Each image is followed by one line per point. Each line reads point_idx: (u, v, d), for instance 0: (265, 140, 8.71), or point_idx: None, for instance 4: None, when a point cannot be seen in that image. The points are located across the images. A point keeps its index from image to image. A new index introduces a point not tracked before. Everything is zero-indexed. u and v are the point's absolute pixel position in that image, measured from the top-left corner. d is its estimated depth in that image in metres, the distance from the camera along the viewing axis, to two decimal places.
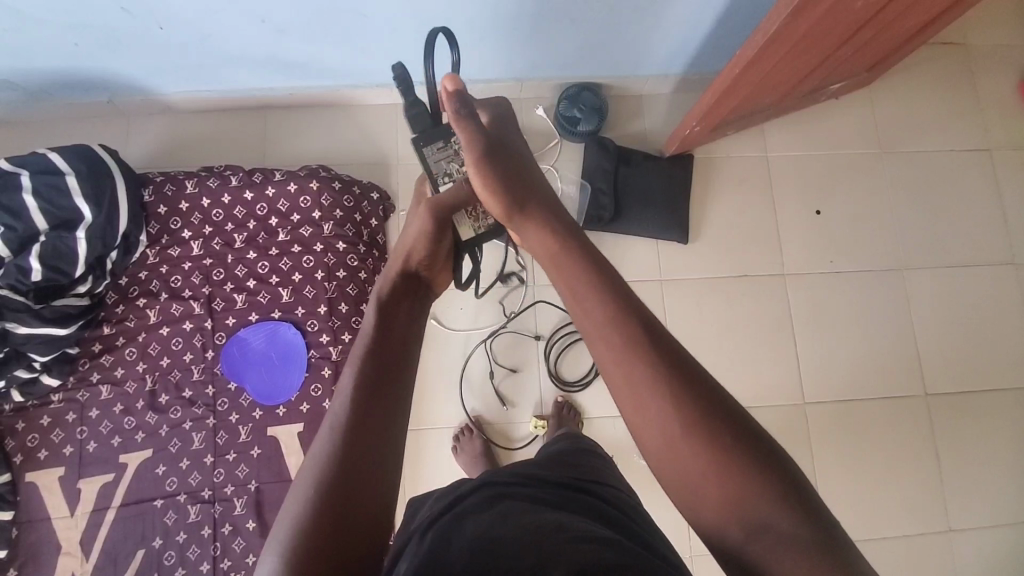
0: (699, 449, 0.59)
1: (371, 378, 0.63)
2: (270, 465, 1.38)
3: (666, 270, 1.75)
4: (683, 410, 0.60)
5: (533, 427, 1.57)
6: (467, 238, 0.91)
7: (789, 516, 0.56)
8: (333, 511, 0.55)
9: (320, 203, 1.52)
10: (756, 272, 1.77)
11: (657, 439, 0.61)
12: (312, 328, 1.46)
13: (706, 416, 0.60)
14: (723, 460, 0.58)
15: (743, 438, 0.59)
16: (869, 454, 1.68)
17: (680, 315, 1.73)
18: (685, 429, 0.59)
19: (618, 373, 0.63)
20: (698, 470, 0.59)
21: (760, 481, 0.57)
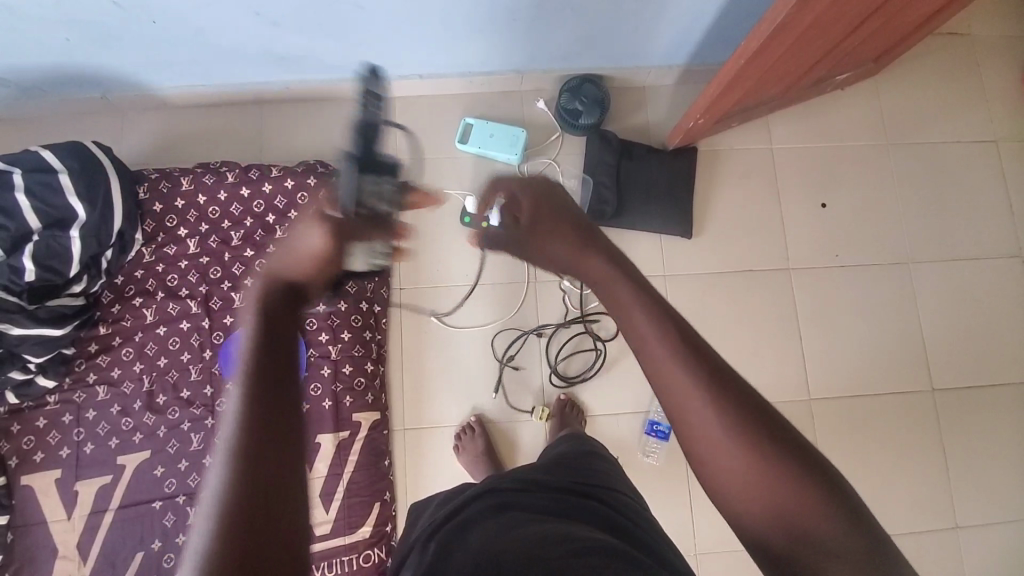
0: (747, 464, 0.55)
1: (265, 372, 0.51)
2: None
3: (670, 265, 1.72)
4: (737, 424, 0.56)
5: (535, 412, 1.57)
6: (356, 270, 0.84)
7: (841, 534, 0.54)
8: (238, 543, 0.45)
9: None
10: (761, 267, 1.75)
11: (705, 450, 0.57)
12: (310, 327, 1.46)
13: (763, 432, 0.56)
14: (778, 473, 0.55)
15: (797, 453, 0.56)
16: (875, 451, 1.66)
17: (684, 311, 1.71)
18: (736, 439, 0.55)
19: (669, 382, 0.57)
20: (748, 484, 0.55)
21: (813, 495, 0.55)
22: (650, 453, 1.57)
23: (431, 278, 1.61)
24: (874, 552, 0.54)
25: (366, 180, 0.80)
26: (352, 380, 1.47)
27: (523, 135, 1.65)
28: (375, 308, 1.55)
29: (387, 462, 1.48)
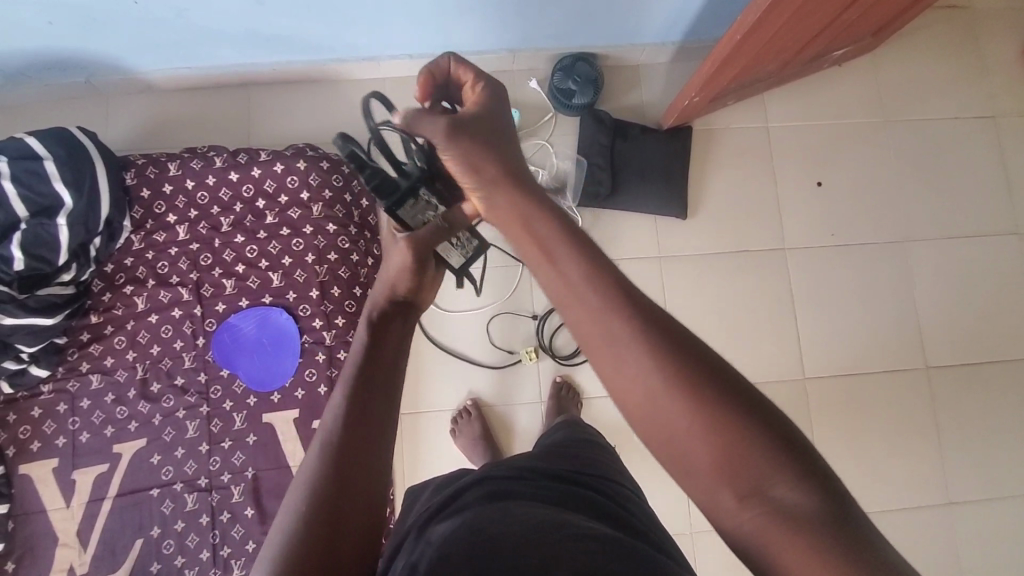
0: (683, 418, 0.52)
1: (361, 402, 0.63)
2: (267, 451, 1.36)
3: (665, 246, 1.71)
4: (674, 376, 0.53)
5: (524, 354, 1.58)
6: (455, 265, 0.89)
7: (793, 487, 0.51)
8: (325, 522, 0.57)
9: (309, 183, 1.47)
10: (756, 247, 1.74)
11: (642, 407, 0.54)
12: (304, 313, 1.43)
13: (694, 374, 0.53)
14: (713, 427, 0.52)
15: (731, 403, 0.53)
16: (869, 428, 1.67)
17: (680, 292, 1.70)
18: (670, 394, 0.53)
19: (600, 332, 0.55)
20: (685, 438, 0.53)
21: (757, 451, 0.52)
22: None
23: None
24: (835, 510, 0.50)
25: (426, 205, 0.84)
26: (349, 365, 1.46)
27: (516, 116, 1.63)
28: None
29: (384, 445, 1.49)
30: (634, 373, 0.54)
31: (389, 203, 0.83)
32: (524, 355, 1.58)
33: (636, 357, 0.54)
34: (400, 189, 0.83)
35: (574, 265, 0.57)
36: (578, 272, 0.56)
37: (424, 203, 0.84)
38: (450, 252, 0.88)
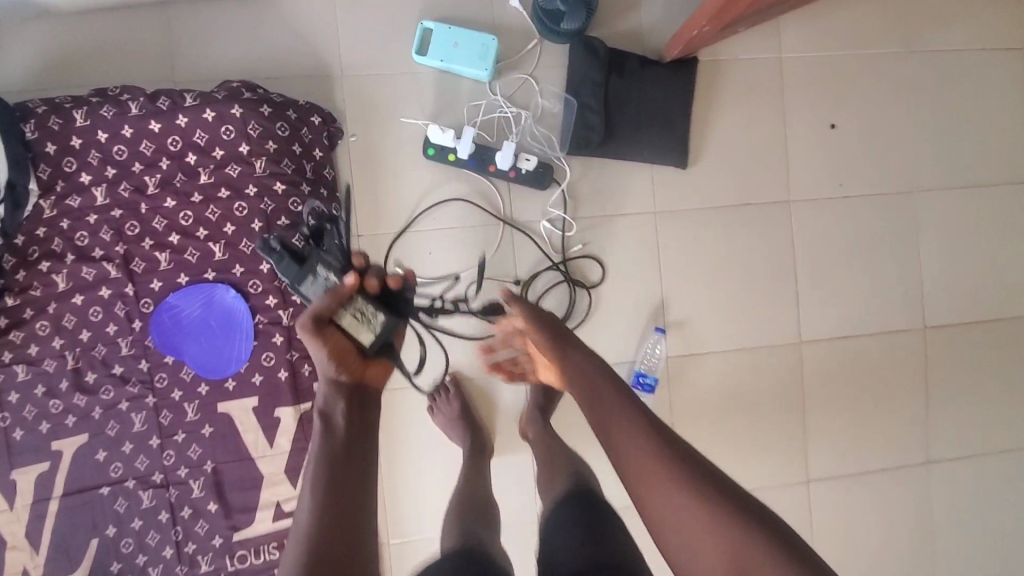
0: (695, 520, 0.75)
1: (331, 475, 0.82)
2: (226, 445, 1.25)
3: (663, 201, 1.53)
4: (674, 472, 0.79)
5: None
6: (369, 342, 1.01)
7: (764, 547, 0.72)
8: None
9: (247, 134, 1.24)
10: (760, 200, 1.58)
11: (660, 510, 0.78)
12: (255, 290, 1.25)
13: (696, 482, 0.78)
14: (700, 503, 0.76)
15: (724, 496, 0.77)
16: (859, 391, 1.64)
17: (678, 251, 1.55)
18: (680, 495, 0.77)
19: (628, 447, 0.83)
20: (681, 516, 0.76)
21: (729, 520, 0.74)
22: None
23: (396, 220, 1.44)
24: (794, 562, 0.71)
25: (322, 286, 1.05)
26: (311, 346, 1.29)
27: (494, 45, 1.38)
28: None
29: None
30: (640, 467, 0.81)
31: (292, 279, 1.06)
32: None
33: (655, 465, 0.80)
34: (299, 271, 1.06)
35: (610, 401, 0.89)
36: (608, 416, 0.87)
37: (321, 279, 1.06)
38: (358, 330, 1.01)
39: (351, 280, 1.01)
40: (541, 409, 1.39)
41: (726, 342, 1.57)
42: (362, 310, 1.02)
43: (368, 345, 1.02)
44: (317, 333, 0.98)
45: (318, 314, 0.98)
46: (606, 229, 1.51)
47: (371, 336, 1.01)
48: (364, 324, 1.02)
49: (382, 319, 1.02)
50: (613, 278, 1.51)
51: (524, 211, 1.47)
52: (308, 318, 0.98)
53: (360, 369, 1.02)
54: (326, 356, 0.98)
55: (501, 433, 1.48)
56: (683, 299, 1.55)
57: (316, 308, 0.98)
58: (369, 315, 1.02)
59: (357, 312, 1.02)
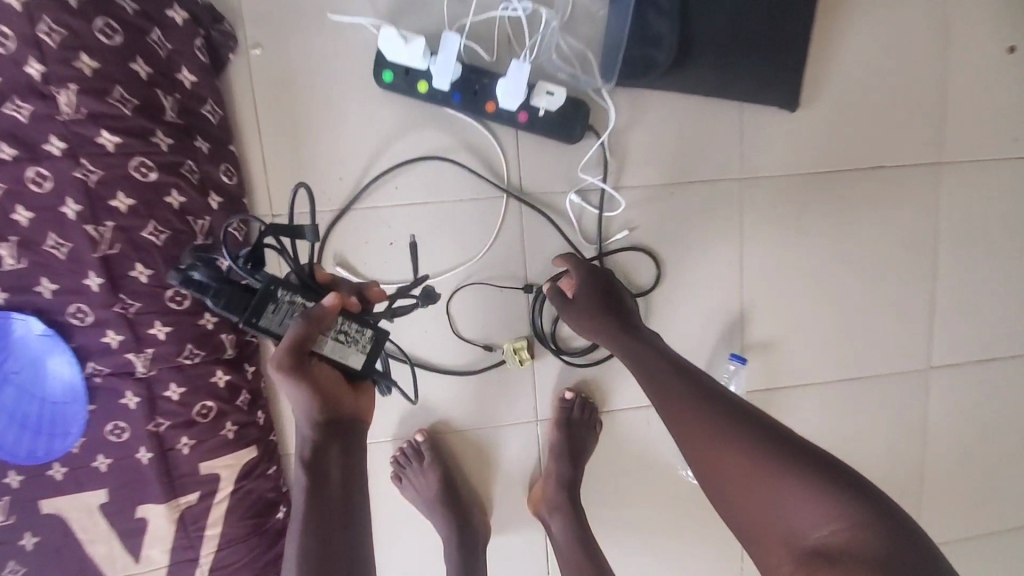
0: (787, 494, 0.58)
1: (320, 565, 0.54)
2: (59, 562, 0.80)
3: (755, 162, 0.98)
4: (745, 447, 0.62)
5: (509, 355, 0.94)
6: (363, 364, 0.65)
7: (830, 504, 0.56)
8: None
9: (36, 42, 0.68)
10: (896, 162, 1.04)
11: (739, 482, 0.61)
12: (81, 321, 0.74)
13: (790, 454, 0.60)
14: (795, 496, 0.58)
15: (818, 467, 0.59)
16: (996, 432, 1.17)
17: (772, 239, 1.01)
18: (768, 471, 0.60)
19: (695, 423, 0.66)
20: (762, 511, 0.59)
21: (821, 502, 0.57)
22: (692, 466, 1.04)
23: (333, 191, 0.89)
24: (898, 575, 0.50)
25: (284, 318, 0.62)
26: (190, 407, 0.80)
27: None
28: None
29: (285, 489, 0.91)
30: (705, 449, 0.65)
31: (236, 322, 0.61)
32: (508, 357, 0.94)
33: (723, 433, 0.64)
34: (247, 304, 0.61)
35: (648, 354, 0.75)
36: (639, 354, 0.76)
37: (287, 311, 0.62)
38: (351, 355, 0.64)
39: (332, 297, 0.61)
40: (569, 488, 0.95)
41: (828, 371, 1.08)
42: (346, 328, 0.64)
43: (364, 370, 0.65)
44: (299, 373, 0.59)
45: (297, 347, 0.59)
46: (666, 205, 0.97)
47: (369, 357, 0.65)
48: (354, 345, 0.64)
49: (378, 332, 0.66)
50: (672, 282, 0.99)
51: (540, 177, 0.93)
52: (281, 352, 0.59)
53: (362, 408, 0.65)
54: (313, 398, 0.60)
55: (499, 507, 1.01)
56: (772, 311, 1.03)
57: (290, 337, 0.58)
58: (360, 333, 0.64)
59: (341, 332, 0.63)
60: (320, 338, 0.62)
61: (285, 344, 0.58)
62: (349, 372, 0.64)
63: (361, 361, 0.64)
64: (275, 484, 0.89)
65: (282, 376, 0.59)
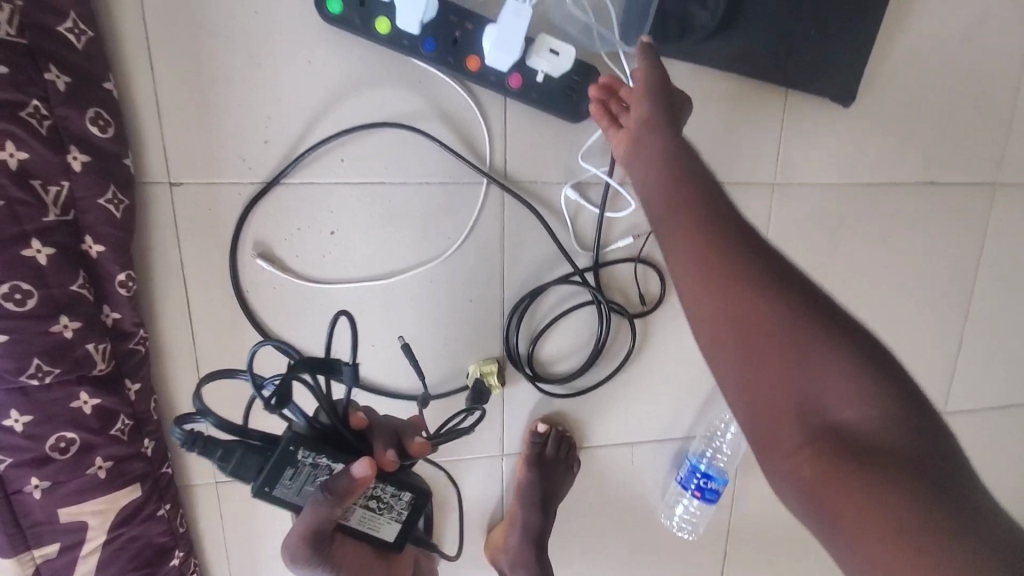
0: (776, 309, 0.41)
1: None
2: None
3: (789, 163, 0.80)
4: (771, 287, 0.42)
5: (474, 380, 0.76)
6: (396, 538, 0.57)
7: (805, 365, 0.40)
8: None
9: None
10: (952, 174, 0.86)
11: (699, 312, 0.44)
12: None
13: (780, 290, 0.42)
14: (792, 359, 0.41)
15: (818, 306, 0.42)
16: (1008, 483, 1.05)
17: (795, 256, 0.84)
18: (766, 293, 0.42)
19: (676, 207, 0.47)
20: (729, 338, 0.42)
21: (807, 367, 0.40)
22: (677, 516, 0.92)
23: (256, 158, 0.67)
24: (952, 540, 0.34)
25: (310, 481, 0.53)
26: (37, 439, 0.60)
27: None
28: (85, 248, 0.60)
29: (181, 530, 0.72)
30: (711, 253, 0.44)
31: (258, 483, 0.51)
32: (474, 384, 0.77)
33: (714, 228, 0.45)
34: (269, 469, 0.51)
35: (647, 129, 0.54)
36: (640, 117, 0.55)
37: (312, 474, 0.53)
38: (388, 524, 0.57)
39: (363, 467, 0.51)
40: (537, 536, 0.82)
41: None
42: (377, 494, 0.56)
43: (397, 543, 0.57)
44: (320, 557, 0.53)
45: (317, 531, 0.52)
46: None
47: (402, 527, 0.57)
48: (386, 513, 0.57)
49: (416, 495, 0.57)
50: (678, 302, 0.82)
51: (529, 159, 0.73)
52: (296, 538, 0.52)
53: None
54: None
55: (451, 549, 0.86)
56: None
57: (306, 523, 0.51)
58: (394, 498, 0.56)
59: (372, 499, 0.56)
60: (345, 512, 0.55)
61: (301, 529, 0.52)
62: (384, 545, 0.57)
63: (394, 537, 0.57)
64: (169, 525, 0.70)
65: (300, 564, 0.53)
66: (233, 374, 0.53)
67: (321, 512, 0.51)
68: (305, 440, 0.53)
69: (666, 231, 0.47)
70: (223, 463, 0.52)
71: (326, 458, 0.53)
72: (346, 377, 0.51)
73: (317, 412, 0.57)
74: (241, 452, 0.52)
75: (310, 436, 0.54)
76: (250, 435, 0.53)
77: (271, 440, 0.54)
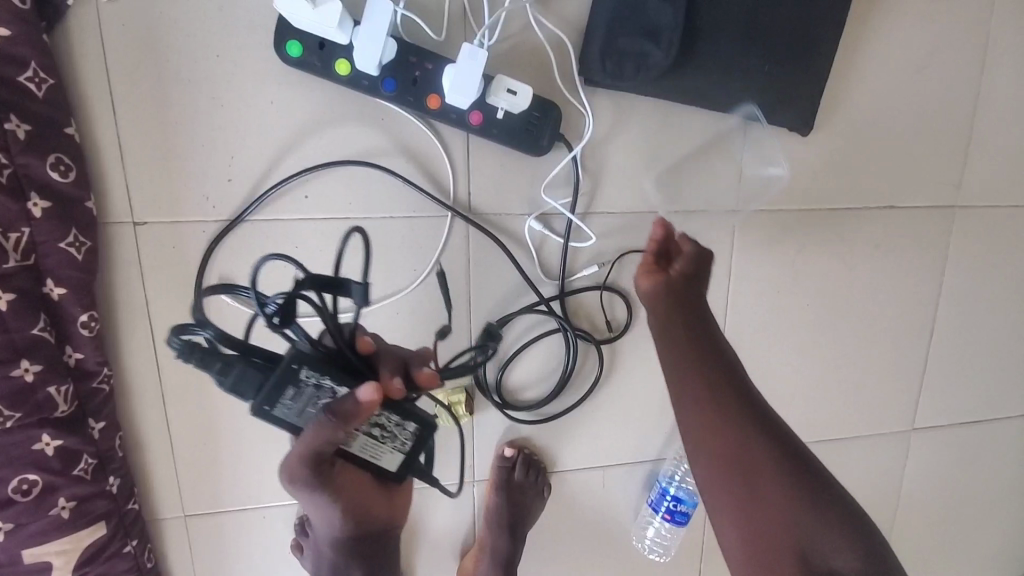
0: (773, 477, 0.51)
1: None
2: None
3: (751, 192, 0.81)
4: (768, 444, 0.52)
5: (441, 410, 0.78)
6: (399, 469, 0.57)
7: (796, 501, 0.50)
8: None
9: None
10: (911, 200, 0.88)
11: (717, 452, 0.52)
12: None
13: (778, 455, 0.52)
14: (787, 499, 0.50)
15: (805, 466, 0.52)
16: (976, 499, 1.06)
17: (760, 282, 0.85)
18: (766, 456, 0.52)
19: (694, 386, 0.55)
20: (734, 507, 0.51)
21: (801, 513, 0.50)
22: (648, 538, 0.92)
23: (221, 196, 0.67)
24: None
25: (312, 401, 0.51)
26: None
27: None
28: (47, 291, 0.60)
29: (148, 566, 0.71)
30: (722, 425, 0.53)
31: (258, 400, 0.49)
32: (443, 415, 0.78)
33: (729, 417, 0.53)
34: (267, 386, 0.49)
35: (674, 294, 0.61)
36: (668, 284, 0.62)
37: (313, 396, 0.51)
38: (391, 455, 0.56)
39: (370, 390, 0.49)
40: (507, 563, 0.83)
41: (806, 429, 0.95)
42: (382, 421, 0.55)
43: (399, 473, 0.56)
44: (320, 477, 0.52)
45: (320, 451, 0.50)
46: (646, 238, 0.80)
47: (406, 457, 0.56)
48: (389, 442, 0.56)
49: (421, 426, 0.56)
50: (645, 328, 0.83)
51: (494, 192, 0.74)
52: (297, 461, 0.51)
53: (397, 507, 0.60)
54: (335, 504, 0.55)
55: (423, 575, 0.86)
56: (752, 365, 0.89)
57: (308, 444, 0.50)
58: (398, 428, 0.55)
59: (376, 426, 0.55)
60: (348, 437, 0.54)
61: (302, 449, 0.50)
62: (385, 473, 0.56)
63: (397, 467, 0.56)
64: (134, 562, 0.70)
65: (298, 484, 0.52)
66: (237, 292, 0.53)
67: (324, 433, 0.49)
68: (310, 359, 0.51)
69: (683, 398, 0.55)
70: (222, 377, 0.49)
71: (328, 379, 0.51)
72: (356, 294, 0.51)
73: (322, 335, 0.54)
74: (241, 366, 0.50)
75: (315, 355, 0.52)
76: (252, 353, 0.51)
77: (275, 359, 0.52)
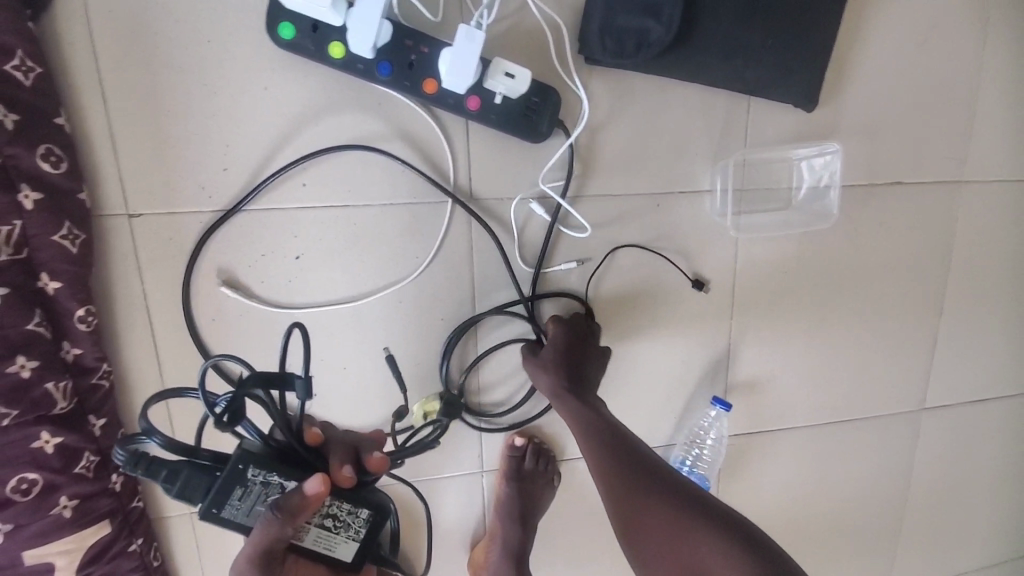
0: (674, 524, 0.57)
1: None
2: None
3: (754, 172, 0.80)
4: (664, 499, 0.59)
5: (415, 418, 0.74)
6: (354, 558, 0.56)
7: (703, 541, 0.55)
8: None
9: None
10: (917, 177, 0.86)
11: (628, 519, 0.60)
12: None
13: (676, 502, 0.59)
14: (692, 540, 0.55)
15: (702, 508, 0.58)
16: (986, 478, 1.05)
17: (766, 263, 0.84)
18: (663, 507, 0.59)
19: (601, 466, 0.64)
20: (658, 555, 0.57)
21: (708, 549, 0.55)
22: None
23: (216, 186, 0.66)
24: None
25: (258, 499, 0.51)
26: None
27: None
28: (40, 286, 0.59)
29: (155, 564, 0.71)
30: (623, 495, 0.61)
31: (204, 505, 0.50)
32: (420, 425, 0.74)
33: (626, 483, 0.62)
34: (214, 487, 0.50)
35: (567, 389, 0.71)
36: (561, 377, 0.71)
37: (261, 494, 0.52)
38: (345, 545, 0.56)
39: (316, 483, 0.50)
40: (518, 558, 0.81)
41: (815, 412, 0.93)
42: (333, 511, 0.56)
43: (354, 562, 0.56)
44: None
45: (269, 552, 0.50)
46: (649, 221, 0.78)
47: (360, 545, 0.56)
48: (342, 532, 0.56)
49: (375, 511, 0.57)
50: (651, 312, 0.82)
51: (494, 178, 0.72)
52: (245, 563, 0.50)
53: None
54: None
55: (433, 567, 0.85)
56: (760, 347, 0.88)
57: (256, 543, 0.49)
58: (351, 516, 0.56)
59: (328, 518, 0.55)
60: (298, 531, 0.54)
61: (252, 550, 0.50)
62: (339, 564, 0.56)
63: (353, 557, 0.56)
64: (141, 560, 0.69)
65: None
66: (186, 392, 0.51)
67: (272, 531, 0.49)
68: (256, 458, 0.52)
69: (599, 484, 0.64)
70: (169, 485, 0.50)
71: (275, 475, 0.53)
72: (299, 389, 0.50)
73: (272, 429, 0.56)
74: (188, 471, 0.50)
75: (264, 453, 0.53)
76: (198, 455, 0.51)
77: (220, 457, 0.53)
